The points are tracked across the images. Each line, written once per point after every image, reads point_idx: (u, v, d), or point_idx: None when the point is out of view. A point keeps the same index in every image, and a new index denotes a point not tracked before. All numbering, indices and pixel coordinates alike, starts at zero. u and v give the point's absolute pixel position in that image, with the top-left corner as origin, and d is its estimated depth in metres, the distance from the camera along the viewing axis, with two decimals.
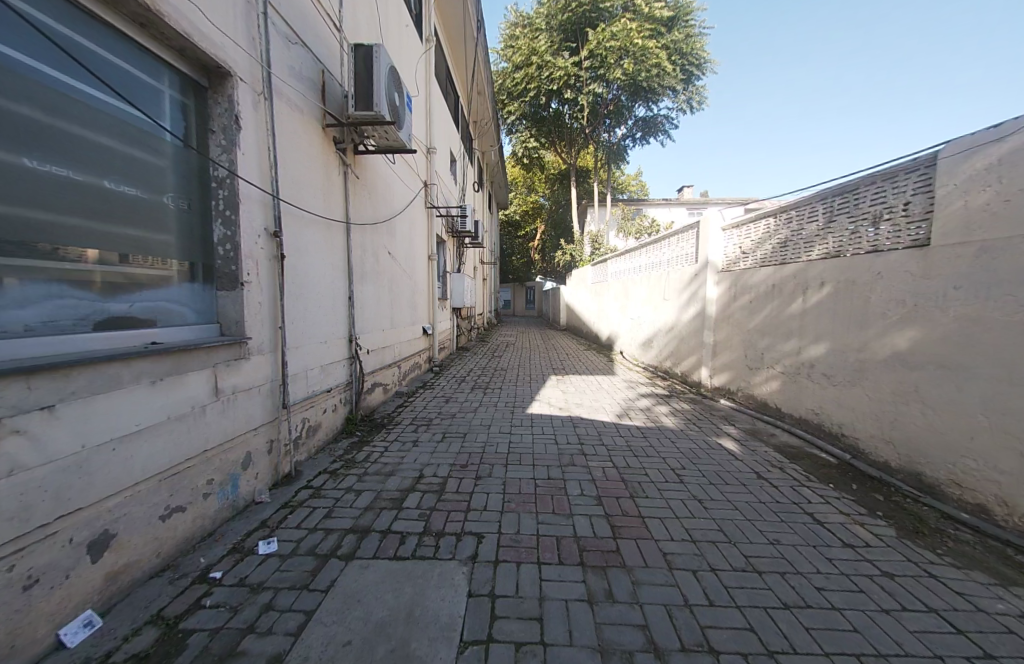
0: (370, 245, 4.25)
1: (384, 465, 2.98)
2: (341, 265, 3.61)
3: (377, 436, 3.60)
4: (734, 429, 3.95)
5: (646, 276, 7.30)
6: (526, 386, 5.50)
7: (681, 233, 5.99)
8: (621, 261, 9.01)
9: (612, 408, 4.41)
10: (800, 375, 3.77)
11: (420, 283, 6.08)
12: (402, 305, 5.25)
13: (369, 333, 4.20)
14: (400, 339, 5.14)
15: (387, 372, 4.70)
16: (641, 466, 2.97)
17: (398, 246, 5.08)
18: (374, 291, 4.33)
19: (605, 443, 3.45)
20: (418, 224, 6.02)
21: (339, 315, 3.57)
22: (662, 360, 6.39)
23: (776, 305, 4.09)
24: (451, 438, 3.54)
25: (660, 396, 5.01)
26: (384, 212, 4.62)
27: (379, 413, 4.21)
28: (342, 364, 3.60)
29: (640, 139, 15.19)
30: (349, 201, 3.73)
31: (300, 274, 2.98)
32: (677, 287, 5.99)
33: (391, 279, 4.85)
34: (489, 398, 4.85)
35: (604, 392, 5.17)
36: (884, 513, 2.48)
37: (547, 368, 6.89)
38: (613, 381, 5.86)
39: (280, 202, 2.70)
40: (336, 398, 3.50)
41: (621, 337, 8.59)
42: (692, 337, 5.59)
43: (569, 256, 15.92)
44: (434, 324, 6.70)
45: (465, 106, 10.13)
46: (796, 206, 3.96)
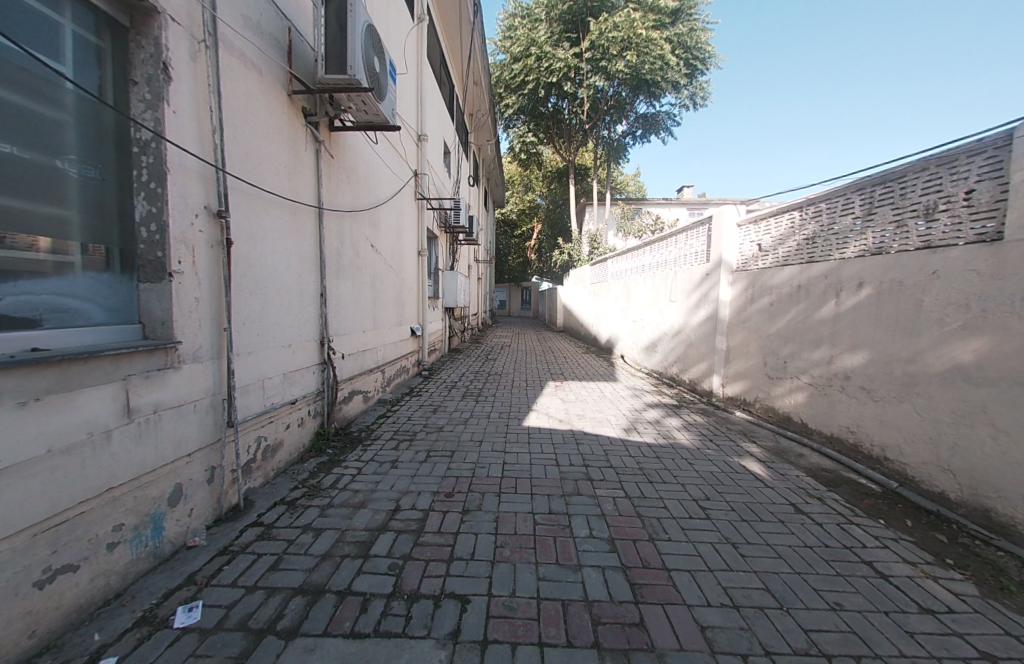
0: (349, 236, 3.76)
1: (353, 495, 2.49)
2: (313, 258, 3.13)
3: (351, 454, 3.12)
4: (756, 447, 3.52)
5: (650, 276, 6.86)
6: (522, 394, 5.03)
7: (691, 230, 5.56)
8: (621, 260, 8.60)
9: (617, 422, 3.97)
10: (832, 387, 3.35)
11: (408, 280, 5.58)
12: (387, 304, 4.76)
13: (347, 336, 3.71)
14: (384, 342, 4.66)
15: (367, 378, 4.22)
16: (659, 497, 2.51)
17: (383, 239, 4.59)
18: (353, 288, 3.84)
19: (613, 464, 2.99)
20: (407, 215, 5.52)
21: (309, 314, 3.07)
22: (667, 366, 5.96)
23: (803, 308, 3.67)
24: (436, 457, 3.06)
25: (669, 407, 4.57)
26: (366, 199, 4.13)
27: (357, 426, 3.72)
28: (311, 371, 3.11)
29: (640, 136, 14.82)
30: (322, 183, 3.24)
31: (257, 265, 2.49)
32: (686, 288, 5.56)
33: (374, 276, 4.36)
34: (481, 407, 4.38)
35: (607, 402, 4.72)
36: (956, 562, 2.04)
37: (544, 373, 6.43)
38: (616, 389, 5.42)
39: (226, 177, 2.22)
40: (303, 411, 3.01)
41: (621, 340, 8.18)
42: (701, 342, 5.17)
43: (567, 256, 15.51)
44: (424, 325, 6.21)
45: (460, 97, 9.66)
46: (828, 198, 3.54)
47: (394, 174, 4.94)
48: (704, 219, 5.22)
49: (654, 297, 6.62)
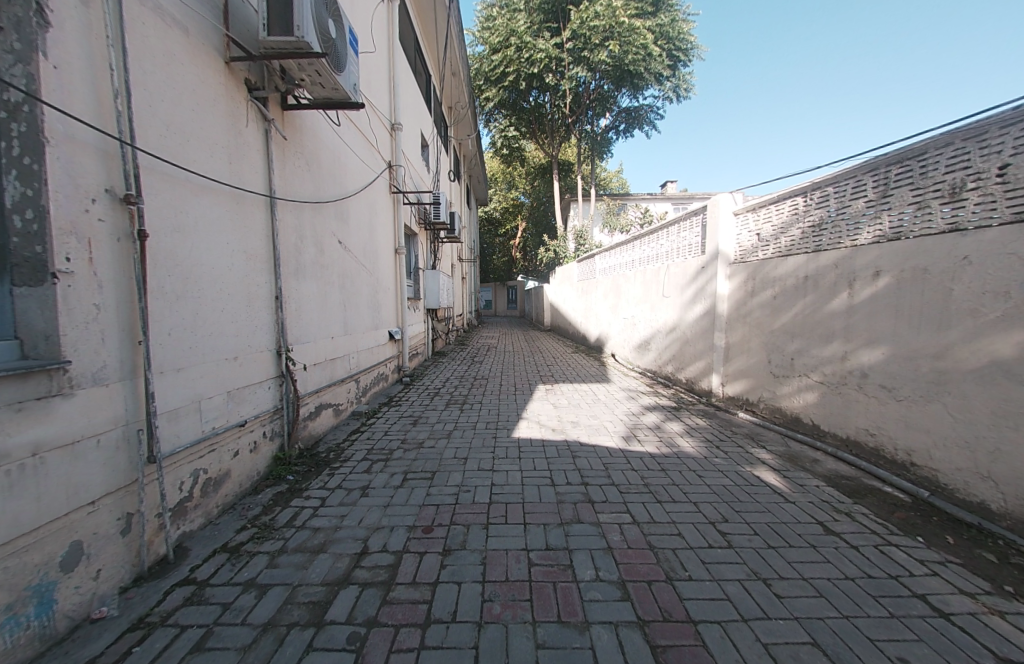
0: (312, 230, 3.33)
1: (312, 536, 2.08)
2: (264, 254, 2.69)
3: (315, 480, 2.70)
4: (766, 452, 3.24)
5: (641, 271, 6.55)
6: (511, 400, 4.65)
7: (685, 220, 5.25)
8: (609, 256, 8.32)
9: (615, 429, 3.63)
10: (847, 386, 3.09)
11: (384, 280, 5.15)
12: (360, 307, 4.33)
13: (312, 343, 3.28)
14: (357, 348, 4.23)
15: (338, 389, 3.79)
16: (671, 521, 2.17)
17: (353, 235, 4.16)
18: (317, 289, 3.40)
19: (615, 480, 2.65)
20: (381, 210, 5.09)
21: (260, 320, 2.64)
22: (662, 365, 5.68)
23: (811, 301, 3.41)
24: (413, 480, 2.67)
25: (667, 410, 4.27)
26: (332, 190, 3.70)
27: (325, 445, 3.29)
28: (266, 386, 2.67)
29: (623, 130, 14.62)
30: (275, 169, 2.81)
31: (187, 262, 2.06)
32: (680, 281, 5.26)
33: (343, 275, 3.93)
34: (465, 417, 3.99)
35: (602, 407, 4.39)
36: (1017, 590, 1.76)
37: (533, 375, 6.08)
38: (610, 390, 5.11)
39: (135, 153, 1.77)
40: (256, 434, 2.58)
41: (611, 338, 7.91)
42: (697, 339, 4.88)
43: (552, 253, 15.18)
44: (403, 328, 5.78)
45: (438, 87, 9.20)
46: (838, 182, 3.29)
47: (364, 164, 4.51)
48: (699, 208, 4.93)
49: (646, 292, 6.30)
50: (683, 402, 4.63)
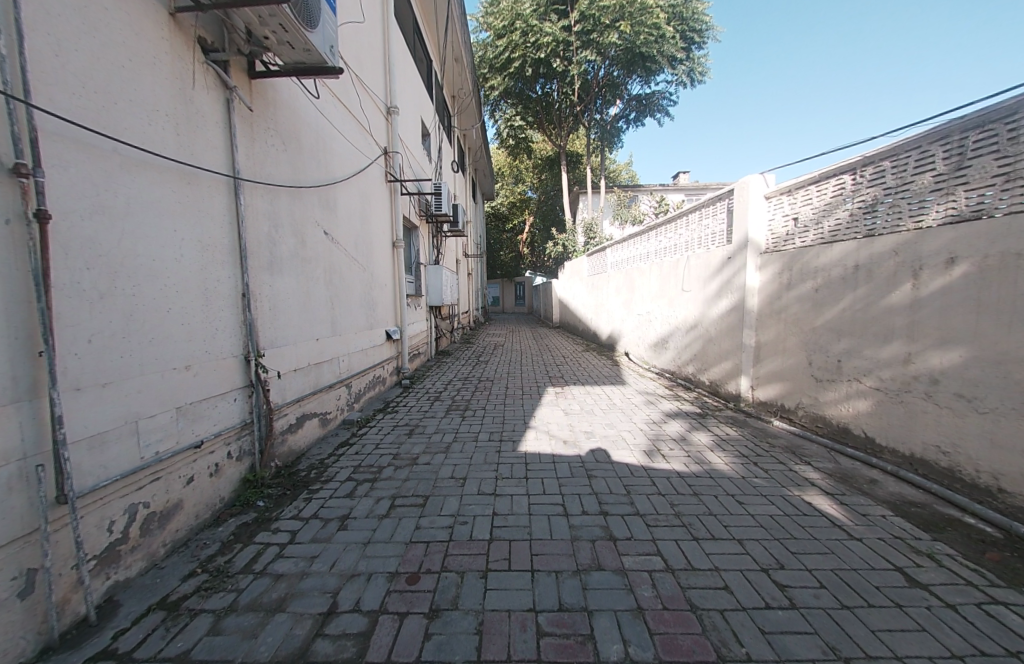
0: (290, 218, 2.94)
1: (270, 587, 1.70)
2: (225, 245, 2.31)
3: (287, 508, 2.32)
4: (813, 470, 2.79)
5: (657, 263, 6.07)
6: (519, 405, 4.23)
7: (709, 205, 4.77)
8: (621, 249, 7.85)
9: (636, 441, 3.20)
10: (910, 394, 2.62)
11: (380, 276, 4.76)
12: (352, 305, 3.95)
13: (292, 346, 2.90)
14: (350, 349, 3.85)
15: (326, 397, 3.41)
16: (714, 568, 1.75)
17: (342, 226, 3.77)
18: (299, 285, 3.02)
19: (640, 508, 2.23)
20: (375, 199, 4.69)
21: (220, 322, 2.26)
22: (682, 365, 5.21)
23: (863, 294, 2.93)
24: (401, 507, 2.28)
25: (692, 417, 3.83)
26: (315, 175, 3.32)
27: (307, 461, 2.92)
28: (229, 398, 2.30)
29: (634, 119, 14.02)
30: (239, 146, 2.43)
31: (114, 252, 1.68)
32: (702, 274, 4.79)
33: (331, 270, 3.55)
34: (467, 425, 3.58)
35: (619, 413, 3.96)
36: None
37: (541, 377, 5.66)
38: (625, 394, 4.67)
39: (33, 113, 1.39)
40: (215, 456, 2.22)
41: (625, 336, 7.44)
42: (723, 337, 4.41)
43: (561, 248, 14.69)
44: (402, 327, 5.39)
45: (440, 73, 8.77)
46: (895, 155, 2.81)
47: (355, 148, 4.11)
48: (724, 193, 4.45)
49: (662, 286, 5.83)
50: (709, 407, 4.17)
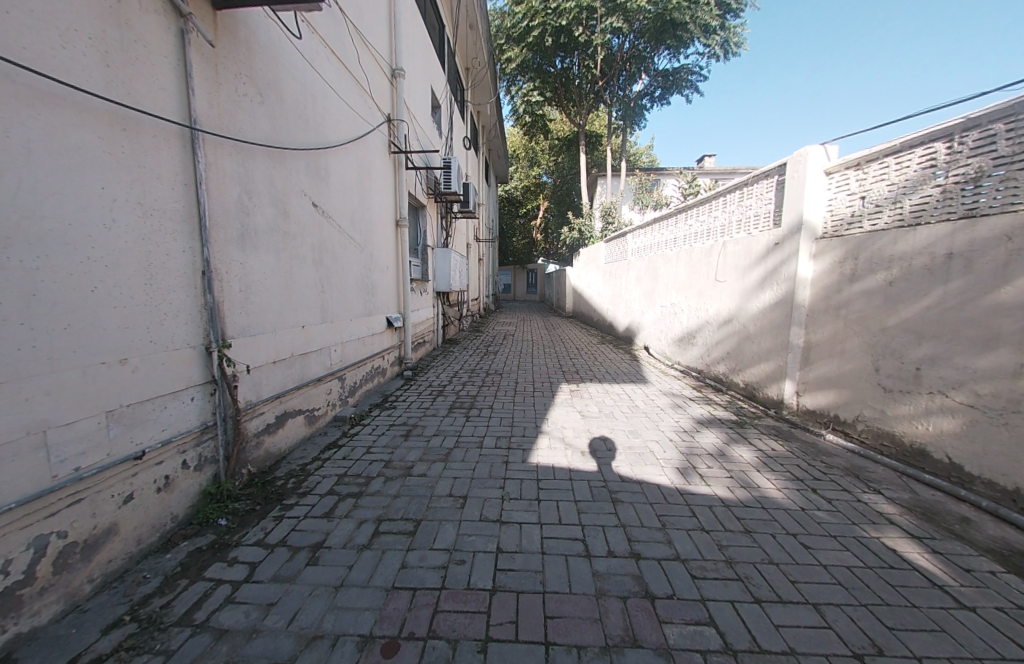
0: (269, 184, 2.50)
1: (207, 651, 1.32)
2: (176, 211, 1.88)
3: (252, 530, 1.94)
4: (886, 502, 2.29)
5: (685, 251, 5.51)
6: (530, 404, 3.79)
7: (753, 184, 4.19)
8: (643, 234, 7.28)
9: (665, 455, 2.74)
10: (1019, 416, 2.10)
11: (381, 257, 4.33)
12: (347, 288, 3.53)
13: (271, 335, 2.50)
14: (343, 338, 3.45)
15: (314, 391, 3.03)
16: (790, 652, 1.30)
17: (335, 198, 3.33)
18: (279, 263, 2.59)
19: (680, 550, 1.79)
20: (377, 172, 4.22)
21: (169, 306, 1.84)
22: (712, 363, 4.70)
23: (955, 290, 2.39)
24: (386, 536, 1.87)
25: (728, 427, 3.34)
26: (303, 137, 2.87)
27: (287, 466, 2.54)
28: (183, 398, 1.91)
29: (659, 96, 13.16)
30: (198, 91, 1.99)
31: (4, 212, 1.27)
32: (741, 262, 4.24)
33: (322, 247, 3.11)
34: (471, 427, 3.16)
35: (643, 417, 3.50)
36: None
37: (555, 371, 5.21)
38: (649, 394, 4.20)
39: None
40: (163, 467, 1.83)
41: (645, 328, 6.92)
42: (764, 335, 3.88)
43: (577, 233, 14.08)
44: (406, 314, 4.98)
45: (454, 40, 8.18)
46: (1013, 113, 2.22)
47: (352, 111, 3.63)
48: (773, 168, 3.87)
49: (691, 276, 5.28)
50: (747, 414, 3.67)
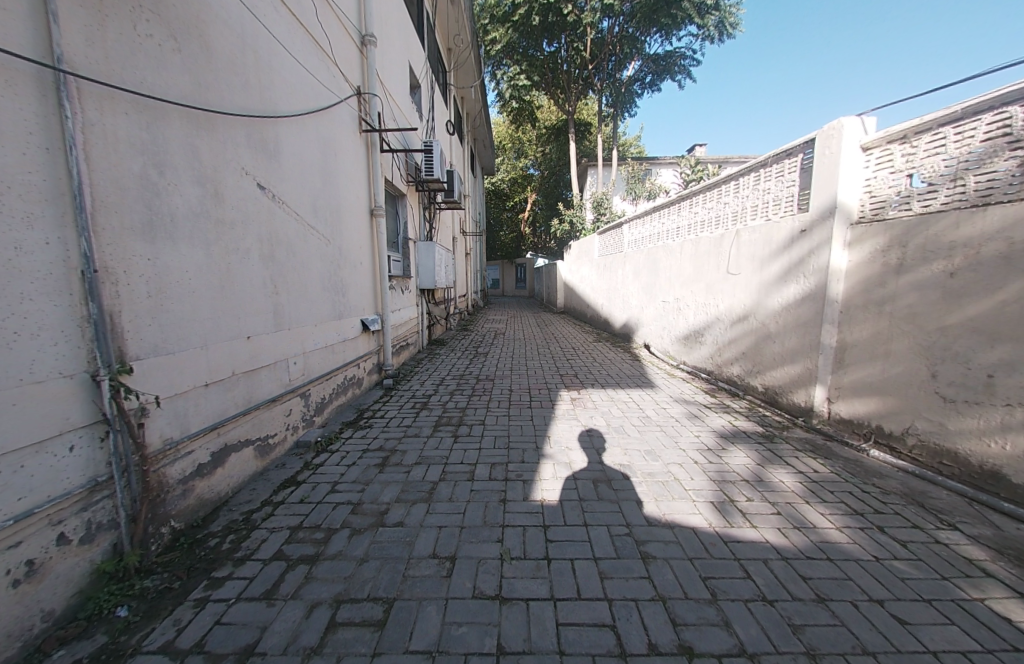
0: (190, 157, 1.92)
1: None
2: (32, 185, 1.30)
3: (160, 626, 1.39)
4: (969, 542, 1.89)
5: (690, 241, 5.06)
6: (527, 417, 3.30)
7: (773, 165, 3.74)
8: (640, 225, 6.84)
9: (695, 484, 2.29)
10: None
11: (352, 250, 3.75)
12: (308, 288, 2.96)
13: (201, 351, 1.96)
14: (306, 348, 2.91)
15: (266, 414, 2.47)
16: None
17: (289, 181, 2.75)
18: (209, 257, 2.03)
19: (747, 638, 1.32)
20: (344, 151, 3.63)
21: (22, 321, 1.27)
22: (723, 364, 4.27)
23: None
24: (345, 631, 1.35)
25: (758, 442, 2.90)
26: (243, 101, 2.30)
27: (227, 516, 2.00)
28: (51, 451, 1.34)
29: (651, 82, 12.74)
30: (69, 16, 1.41)
31: None
32: (758, 252, 3.80)
33: (272, 238, 2.54)
34: (459, 451, 2.66)
35: (657, 431, 3.04)
36: None
37: (551, 375, 4.74)
38: (658, 401, 3.75)
39: None
40: (22, 551, 1.26)
41: (644, 325, 6.50)
42: (789, 333, 3.44)
43: (568, 225, 13.62)
44: (385, 315, 4.43)
45: (434, 16, 7.57)
46: None
47: (311, 77, 3.04)
48: (798, 146, 3.43)
49: (697, 268, 4.83)
50: (773, 425, 3.24)
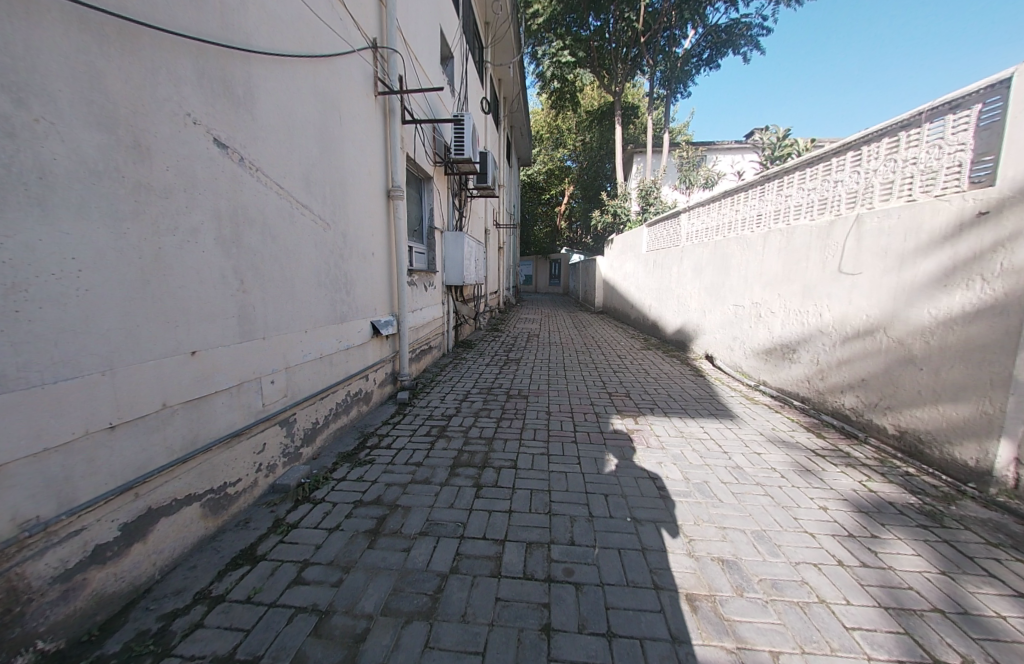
0: (82, 85, 1.28)
1: None
2: None
3: None
4: None
5: (779, 231, 4.02)
6: (571, 459, 2.47)
7: (927, 122, 2.64)
8: (703, 214, 5.80)
9: (858, 612, 1.40)
10: None
11: (362, 238, 3.07)
12: (296, 285, 2.30)
13: (96, 378, 1.32)
14: (290, 362, 2.24)
15: (220, 458, 1.82)
16: None
17: (267, 144, 2.09)
18: (115, 238, 1.38)
19: None
20: (352, 115, 2.93)
21: None
22: (828, 392, 3.27)
23: None
24: None
25: (923, 526, 1.89)
26: (190, 20, 1.63)
27: (136, 623, 1.37)
28: None
29: (708, 57, 11.43)
30: None
31: None
32: (894, 243, 2.76)
33: (235, 216, 1.88)
34: (478, 517, 1.89)
35: (759, 496, 2.12)
36: None
37: (599, 393, 3.89)
38: (746, 440, 2.84)
39: None
40: None
41: (707, 333, 5.48)
42: (945, 359, 2.38)
43: (610, 217, 12.54)
44: (402, 316, 3.73)
45: None
46: None
47: (303, 10, 2.34)
48: (972, 90, 2.38)
49: (790, 265, 3.80)
50: (929, 497, 2.16)
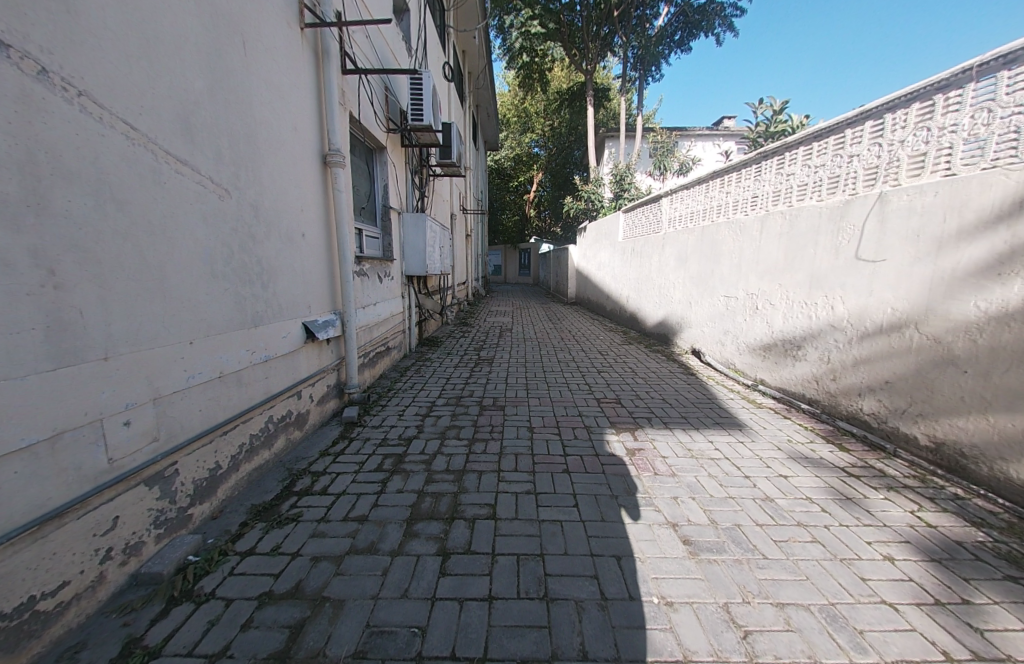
0: None
1: None
2: None
3: None
4: None
5: (779, 213, 3.63)
6: (566, 500, 1.93)
7: (974, 81, 2.25)
8: (686, 197, 5.38)
9: None
10: None
11: (286, 215, 2.34)
12: (171, 276, 1.55)
13: None
14: (166, 391, 1.53)
15: (14, 563, 1.06)
16: None
17: (103, 49, 1.28)
18: None
19: None
20: (265, 44, 2.16)
21: None
22: (841, 395, 2.92)
23: None
24: None
25: (1014, 582, 1.50)
26: None
27: None
28: None
29: (680, 40, 11.09)
30: None
31: None
32: (929, 225, 2.39)
33: (28, 161, 1.09)
34: (447, 615, 1.29)
35: (808, 545, 1.66)
36: None
37: (587, 400, 3.39)
38: (766, 458, 2.40)
39: None
40: None
41: (693, 326, 5.11)
42: (997, 362, 2.03)
43: (583, 203, 12.09)
44: (349, 315, 3.02)
45: None
46: None
47: None
48: None
49: (794, 252, 3.42)
50: (995, 531, 1.80)
